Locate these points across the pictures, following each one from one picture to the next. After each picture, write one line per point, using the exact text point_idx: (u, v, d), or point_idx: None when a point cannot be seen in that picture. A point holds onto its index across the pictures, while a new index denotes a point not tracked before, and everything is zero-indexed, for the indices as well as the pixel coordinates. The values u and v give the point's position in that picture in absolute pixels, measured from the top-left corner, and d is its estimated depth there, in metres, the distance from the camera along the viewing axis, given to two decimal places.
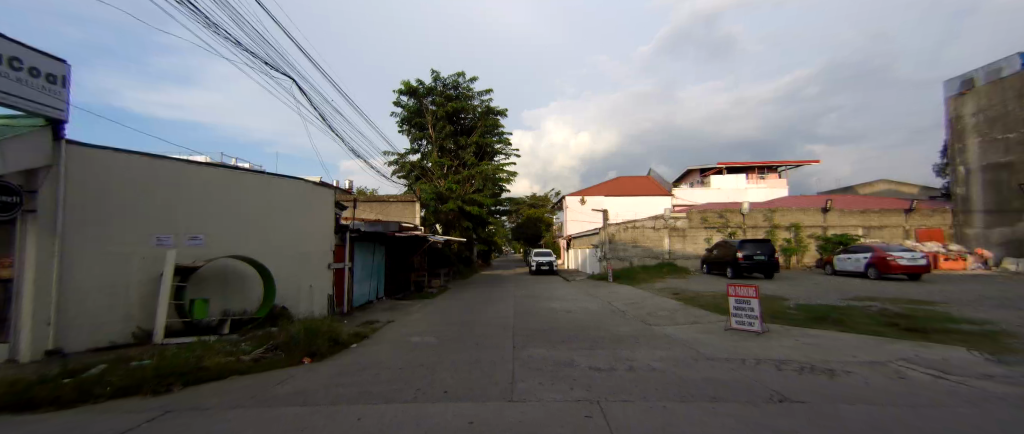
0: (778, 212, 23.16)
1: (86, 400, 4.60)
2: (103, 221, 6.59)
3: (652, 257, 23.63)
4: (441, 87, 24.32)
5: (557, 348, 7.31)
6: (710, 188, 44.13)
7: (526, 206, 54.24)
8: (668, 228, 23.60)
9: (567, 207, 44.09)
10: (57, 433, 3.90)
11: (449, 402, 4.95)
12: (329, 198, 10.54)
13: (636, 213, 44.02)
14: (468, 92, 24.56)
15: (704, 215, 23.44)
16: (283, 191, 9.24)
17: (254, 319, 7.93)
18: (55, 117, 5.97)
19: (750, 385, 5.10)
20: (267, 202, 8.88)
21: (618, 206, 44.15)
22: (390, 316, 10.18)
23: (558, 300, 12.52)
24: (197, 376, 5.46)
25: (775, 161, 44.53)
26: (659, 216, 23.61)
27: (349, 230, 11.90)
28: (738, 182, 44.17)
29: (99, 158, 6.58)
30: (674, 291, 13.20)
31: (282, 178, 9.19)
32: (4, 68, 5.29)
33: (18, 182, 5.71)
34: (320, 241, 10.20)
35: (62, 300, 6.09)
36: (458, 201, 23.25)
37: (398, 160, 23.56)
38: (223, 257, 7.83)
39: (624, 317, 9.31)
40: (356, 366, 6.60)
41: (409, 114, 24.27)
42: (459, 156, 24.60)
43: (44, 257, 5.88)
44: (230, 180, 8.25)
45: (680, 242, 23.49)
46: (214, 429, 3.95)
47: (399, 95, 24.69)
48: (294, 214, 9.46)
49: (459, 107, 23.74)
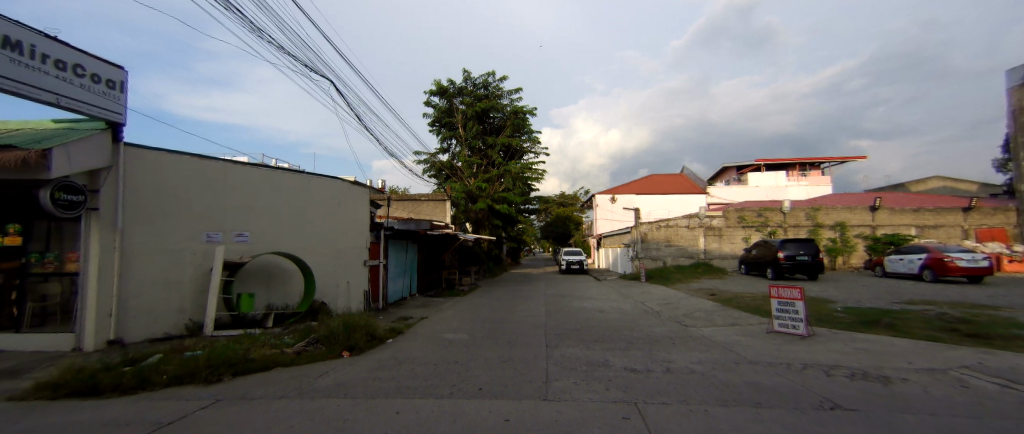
0: (821, 210, 22.17)
1: (145, 387, 5.11)
2: (159, 217, 6.80)
3: (687, 256, 22.95)
4: (471, 86, 24.54)
5: (591, 347, 7.25)
6: (747, 187, 42.31)
7: (555, 204, 54.31)
8: (704, 227, 22.75)
9: (597, 206, 43.26)
10: (118, 422, 4.28)
11: (483, 399, 5.02)
12: (364, 196, 10.72)
13: (669, 211, 43.09)
14: (497, 91, 24.64)
15: (742, 214, 22.62)
16: (320, 191, 9.40)
17: (296, 313, 8.15)
18: (114, 120, 6.33)
19: (799, 391, 4.85)
20: (304, 201, 9.04)
21: (650, 205, 43.17)
22: (424, 312, 10.37)
23: (589, 300, 12.38)
24: (244, 367, 5.80)
25: (818, 158, 42.74)
26: (694, 215, 22.86)
27: (384, 228, 12.08)
28: (778, 178, 42.54)
29: (156, 159, 6.82)
30: (711, 292, 12.72)
31: (321, 177, 9.40)
32: (68, 75, 5.73)
33: (82, 181, 6.00)
34: (356, 239, 10.37)
35: (122, 293, 6.32)
36: (487, 199, 23.37)
37: (429, 160, 23.84)
38: (267, 252, 8.03)
39: (660, 318, 9.05)
40: (393, 360, 6.76)
41: (439, 115, 24.63)
42: (488, 155, 24.63)
43: (105, 252, 6.15)
44: (273, 181, 8.45)
45: (716, 242, 22.70)
46: (259, 422, 4.17)
47: (429, 95, 25.05)
48: (331, 212, 9.66)
49: (488, 106, 23.89)
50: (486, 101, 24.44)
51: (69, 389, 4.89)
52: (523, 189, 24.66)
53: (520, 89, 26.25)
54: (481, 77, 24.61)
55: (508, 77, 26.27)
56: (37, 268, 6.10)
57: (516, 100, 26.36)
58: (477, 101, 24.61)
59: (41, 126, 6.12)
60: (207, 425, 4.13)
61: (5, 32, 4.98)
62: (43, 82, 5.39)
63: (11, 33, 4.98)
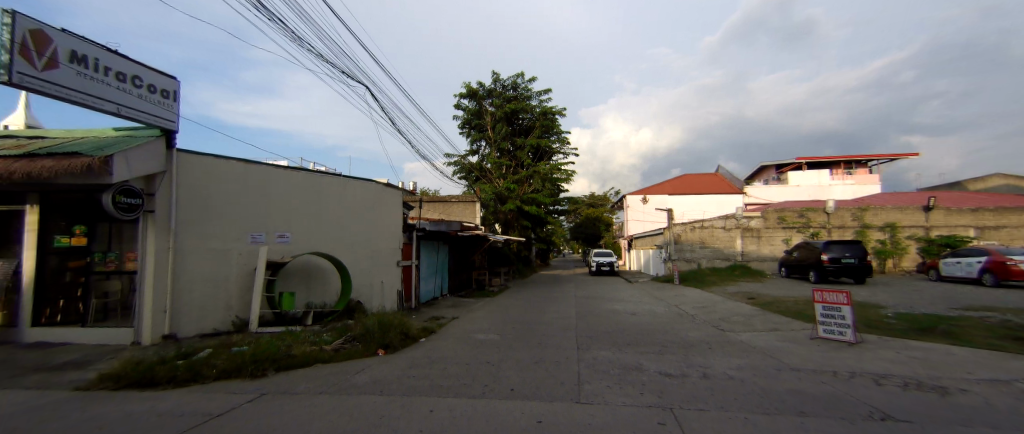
0: (870, 210, 20.98)
1: (197, 380, 5.40)
2: (209, 219, 7.13)
3: (723, 259, 22.35)
4: (500, 88, 24.74)
5: (623, 350, 7.12)
6: (788, 187, 40.45)
7: (585, 206, 53.47)
8: (741, 228, 22.12)
9: (628, 207, 42.61)
10: (174, 412, 4.56)
11: (515, 400, 5.01)
12: (397, 198, 10.94)
13: (704, 212, 41.98)
14: (527, 93, 24.70)
15: (782, 215, 21.70)
16: (355, 193, 9.67)
17: (334, 311, 8.42)
18: (168, 127, 6.69)
19: (845, 400, 4.61)
20: (340, 203, 9.32)
21: (684, 206, 42.30)
22: (455, 312, 10.47)
23: (621, 302, 12.18)
24: (286, 362, 6.04)
25: (865, 155, 40.48)
26: (730, 216, 22.26)
27: (416, 229, 12.30)
28: (821, 177, 40.44)
29: (206, 163, 7.15)
30: (749, 295, 12.29)
31: (356, 180, 9.66)
32: (126, 86, 6.13)
33: (140, 185, 6.38)
34: (390, 239, 10.60)
35: (176, 290, 6.68)
36: (517, 201, 23.37)
37: (459, 162, 24.12)
38: (307, 252, 8.32)
39: (695, 322, 8.80)
40: (426, 359, 6.87)
41: (469, 117, 24.95)
42: (517, 157, 24.71)
43: (161, 252, 6.52)
44: (311, 184, 8.74)
45: (755, 243, 21.96)
46: (299, 417, 4.32)
47: (460, 98, 25.39)
48: (365, 214, 9.91)
49: (517, 107, 23.98)
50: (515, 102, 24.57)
51: (129, 380, 5.24)
52: (552, 190, 24.60)
53: (550, 90, 26.31)
54: (510, 79, 24.74)
55: (538, 78, 26.38)
56: (100, 266, 6.54)
57: (545, 101, 26.32)
58: (507, 102, 24.78)
59: (104, 134, 6.42)
60: (253, 418, 4.34)
61: (73, 48, 5.48)
62: (106, 92, 5.85)
63: (77, 48, 5.48)
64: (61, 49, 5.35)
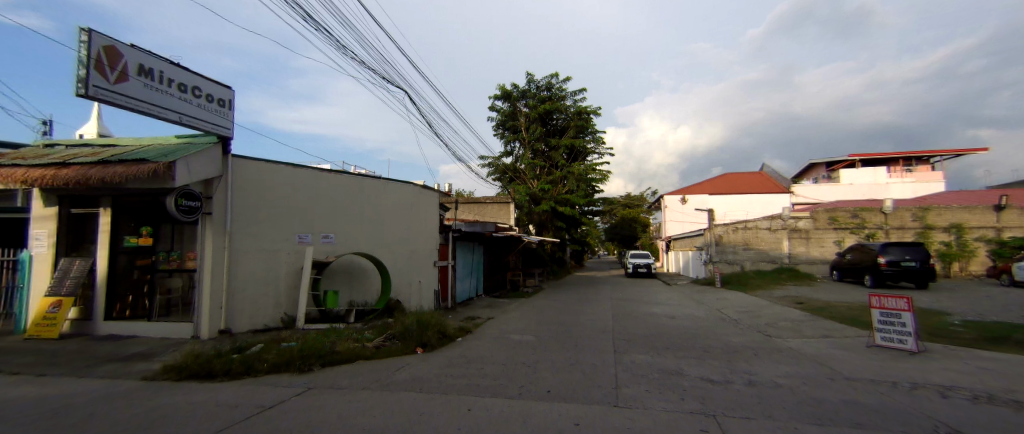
0: (932, 210, 19.67)
1: (250, 373, 5.70)
2: (260, 220, 7.49)
3: (769, 261, 21.30)
4: (534, 89, 24.76)
5: (662, 354, 6.95)
6: (840, 184, 37.88)
7: (622, 206, 52.01)
8: (788, 229, 21.07)
9: (666, 207, 41.30)
10: (228, 403, 4.82)
11: (552, 402, 4.98)
12: (434, 200, 11.11)
13: (747, 212, 40.34)
14: (561, 93, 24.57)
15: (833, 215, 20.65)
16: (394, 195, 9.89)
17: (374, 310, 8.67)
18: (224, 134, 7.05)
19: (907, 413, 4.31)
20: (380, 205, 9.56)
21: (725, 206, 40.73)
22: (490, 313, 10.53)
23: (660, 305, 11.87)
24: (332, 358, 6.26)
25: (926, 151, 37.65)
26: (776, 216, 21.28)
27: (452, 230, 12.46)
28: (877, 175, 37.54)
29: (258, 168, 7.51)
30: (798, 300, 11.71)
31: (395, 182, 9.89)
32: (187, 96, 6.53)
33: (199, 189, 6.80)
34: (427, 240, 10.78)
35: (231, 288, 7.04)
36: (551, 201, 23.44)
37: (494, 163, 24.37)
38: (350, 252, 8.59)
39: (738, 327, 8.47)
40: (463, 358, 6.95)
41: (503, 118, 25.07)
42: (551, 157, 24.68)
43: (217, 252, 6.89)
44: (353, 186, 9.01)
45: (803, 245, 20.87)
46: (343, 412, 4.46)
47: (494, 100, 25.58)
48: (404, 215, 10.13)
49: (552, 108, 23.91)
50: (550, 103, 24.50)
51: (190, 372, 5.58)
52: (587, 191, 24.42)
53: (585, 90, 26.16)
54: (544, 79, 24.70)
55: (572, 78, 26.27)
56: (164, 264, 7.02)
57: (580, 101, 26.12)
58: (542, 103, 24.76)
59: (166, 142, 6.83)
60: (301, 411, 4.52)
61: (141, 62, 5.91)
62: (170, 102, 6.25)
63: (144, 62, 5.90)
64: (131, 64, 5.78)
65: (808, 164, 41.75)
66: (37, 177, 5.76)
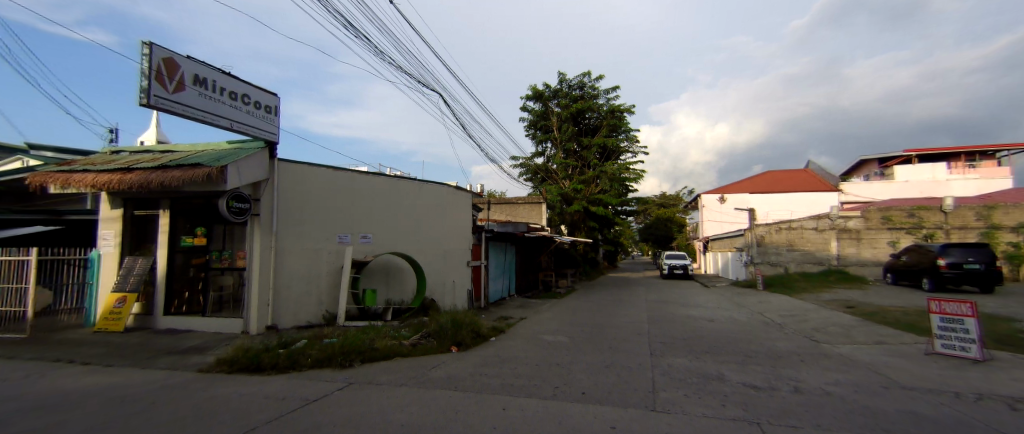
0: (999, 208, 18.37)
1: (295, 368, 5.95)
2: (303, 220, 7.79)
3: (815, 263, 20.31)
4: (567, 88, 24.67)
5: (701, 359, 6.74)
6: (894, 181, 35.39)
7: (656, 206, 53.01)
8: (837, 229, 19.99)
9: (703, 206, 40.12)
10: (274, 396, 5.05)
11: (587, 404, 4.92)
12: (467, 201, 11.24)
13: (792, 211, 38.51)
14: (593, 92, 24.45)
15: (887, 214, 19.52)
16: (428, 196, 10.07)
17: (410, 308, 8.87)
18: (270, 139, 7.34)
19: (973, 425, 4.00)
20: (415, 206, 9.75)
21: (767, 205, 39.01)
22: (523, 313, 10.54)
23: (699, 308, 11.56)
24: (371, 355, 6.44)
25: (992, 145, 34.83)
26: (823, 216, 20.25)
27: (485, 230, 12.56)
28: (936, 172, 35.30)
29: (302, 170, 7.81)
30: (848, 304, 11.11)
31: (430, 183, 10.06)
32: (237, 104, 6.87)
33: (249, 191, 7.17)
34: (461, 240, 10.91)
35: (277, 285, 7.36)
36: (583, 201, 23.31)
37: (526, 163, 24.50)
38: (387, 252, 8.80)
39: (782, 332, 8.13)
40: (497, 358, 6.99)
41: (534, 118, 25.11)
42: (583, 157, 24.57)
43: (265, 251, 7.22)
44: (390, 187, 9.23)
45: (853, 246, 19.76)
46: (381, 407, 4.59)
47: (525, 100, 25.67)
48: (438, 215, 10.30)
49: (584, 107, 23.84)
50: (582, 102, 24.41)
51: (241, 365, 5.88)
52: (620, 190, 24.07)
53: (618, 88, 25.86)
54: (576, 78, 24.60)
55: (604, 76, 26.09)
56: (217, 263, 7.42)
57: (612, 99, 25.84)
58: (574, 102, 24.67)
59: (218, 147, 7.19)
60: (341, 405, 4.67)
61: (196, 72, 6.26)
62: (222, 110, 6.60)
63: (199, 72, 6.26)
64: (187, 74, 6.15)
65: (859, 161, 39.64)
66: (105, 181, 6.19)
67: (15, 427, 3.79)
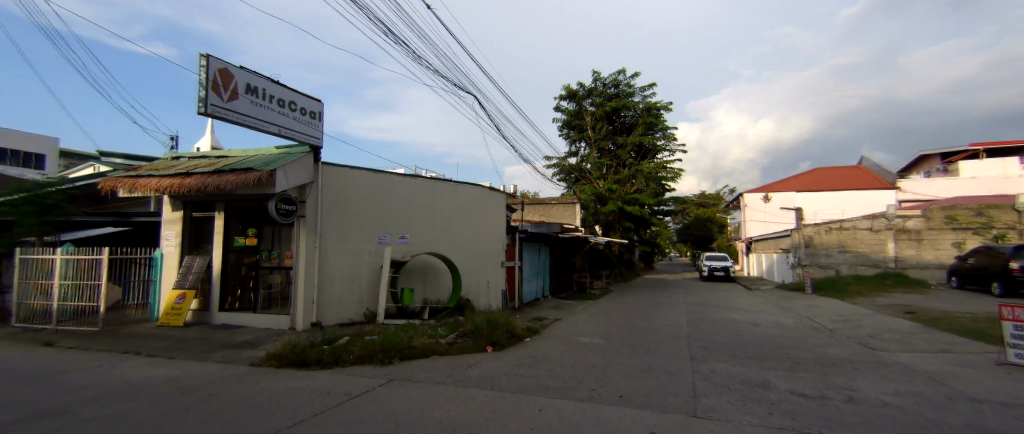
0: None
1: (339, 363, 6.17)
2: (345, 222, 8.06)
3: (869, 265, 19.24)
4: (601, 86, 24.42)
5: (744, 364, 6.50)
6: (958, 178, 32.42)
7: (694, 205, 51.75)
8: (894, 229, 18.77)
9: (746, 206, 38.16)
10: (319, 390, 5.25)
11: (626, 407, 4.85)
12: (501, 201, 11.31)
13: (842, 211, 36.50)
14: (629, 89, 24.09)
15: (952, 213, 18.19)
16: (463, 197, 10.20)
17: (446, 308, 9.02)
18: (314, 144, 7.63)
19: None
20: (451, 207, 9.91)
21: (815, 204, 37.08)
22: (557, 314, 10.47)
23: (742, 311, 11.13)
24: (410, 353, 6.59)
25: None
26: (879, 216, 19.09)
27: (519, 231, 12.59)
28: (1006, 166, 31.86)
29: (344, 174, 8.08)
30: (909, 309, 10.42)
31: (464, 185, 10.20)
32: (284, 110, 7.18)
33: (295, 194, 7.48)
34: (495, 240, 10.98)
35: (322, 284, 7.65)
36: (618, 201, 22.97)
37: (559, 163, 24.44)
38: (424, 252, 8.99)
39: (834, 338, 7.71)
40: (533, 358, 7.00)
41: (568, 118, 24.96)
42: (618, 156, 24.29)
43: (310, 251, 7.52)
44: (427, 189, 9.43)
45: (913, 248, 18.51)
46: (421, 404, 4.70)
47: (558, 100, 25.56)
48: (473, 216, 10.41)
49: (619, 105, 23.54)
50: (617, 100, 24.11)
51: (289, 360, 6.15)
52: (657, 190, 23.53)
53: (654, 84, 25.38)
54: (611, 76, 24.29)
55: (640, 73, 25.72)
56: (266, 262, 7.79)
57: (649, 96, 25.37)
58: (608, 100, 24.40)
59: (267, 152, 7.55)
60: (383, 401, 4.80)
61: (248, 81, 6.60)
62: (271, 117, 6.93)
63: (250, 81, 6.59)
64: (240, 83, 6.48)
65: (917, 157, 37.05)
66: (167, 185, 6.64)
67: (91, 414, 4.13)
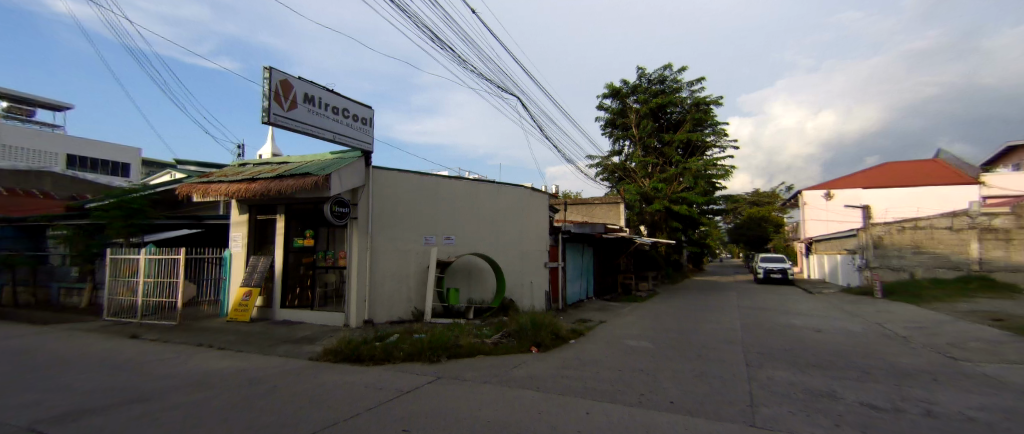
0: None
1: (390, 360, 6.39)
2: (394, 223, 8.34)
3: (950, 268, 17.44)
4: (646, 83, 23.95)
5: (806, 373, 6.13)
6: None
7: (746, 204, 49.36)
8: (979, 228, 17.02)
9: (806, 203, 35.88)
10: (372, 385, 5.46)
11: (677, 413, 4.72)
12: (544, 202, 11.29)
13: (918, 209, 33.30)
14: (676, 85, 23.55)
15: None
16: (506, 198, 10.27)
17: (490, 308, 9.13)
18: (365, 149, 7.92)
19: None
20: (494, 208, 10.00)
21: (885, 201, 34.19)
22: (602, 316, 10.34)
23: (802, 316, 10.52)
24: (457, 352, 6.72)
25: None
26: (960, 213, 17.37)
27: (561, 232, 12.52)
28: None
29: (392, 177, 8.37)
30: (998, 316, 9.45)
31: (507, 185, 10.27)
32: (338, 117, 7.51)
33: (349, 197, 7.83)
34: (537, 241, 10.97)
35: (373, 283, 7.96)
36: (665, 200, 22.47)
37: (603, 162, 24.24)
38: (468, 253, 9.14)
39: (909, 347, 7.12)
40: (579, 360, 6.94)
41: (613, 117, 24.57)
42: (664, 153, 23.71)
43: (362, 252, 7.84)
44: (471, 191, 9.58)
45: (1002, 248, 16.75)
46: (470, 402, 4.79)
47: (602, 98, 25.29)
48: (516, 217, 10.46)
49: (666, 101, 22.97)
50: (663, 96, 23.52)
51: (344, 355, 6.44)
52: (706, 188, 22.85)
53: (703, 79, 24.66)
54: (657, 72, 23.77)
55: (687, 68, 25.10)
56: (322, 262, 8.19)
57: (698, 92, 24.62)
58: (654, 97, 23.83)
59: (322, 158, 7.94)
60: (433, 398, 4.92)
61: (306, 91, 6.99)
62: (327, 124, 7.28)
63: (308, 91, 6.97)
64: (298, 92, 6.87)
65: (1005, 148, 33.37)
66: (235, 191, 7.15)
67: (170, 401, 4.52)
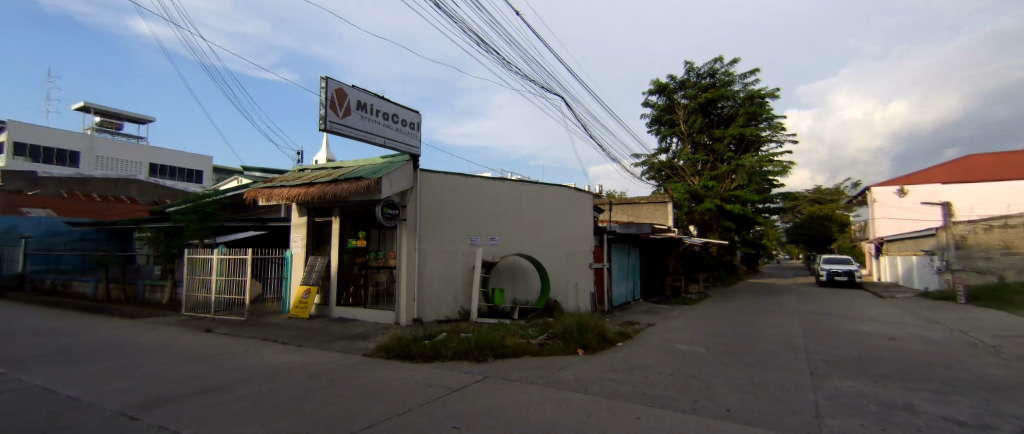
0: None
1: (438, 358, 6.56)
2: (440, 224, 8.55)
3: None
4: (694, 78, 23.13)
5: (876, 384, 5.69)
6: None
7: (806, 203, 46.21)
8: None
9: (875, 200, 33.36)
10: (423, 382, 5.63)
11: (732, 421, 4.53)
12: (587, 202, 11.17)
13: (1009, 207, 29.91)
14: (727, 78, 22.54)
15: None
16: (549, 199, 10.25)
17: (535, 308, 9.17)
18: (412, 153, 8.16)
19: None
20: (537, 208, 10.02)
21: (969, 198, 30.93)
22: (650, 319, 10.05)
23: (875, 323, 9.73)
24: (503, 352, 6.78)
25: None
26: None
27: (606, 232, 12.34)
28: None
29: (439, 180, 8.59)
30: None
31: (550, 186, 10.25)
32: (388, 123, 7.79)
33: (398, 199, 8.13)
34: (581, 241, 10.87)
35: (421, 282, 8.20)
36: (716, 199, 21.66)
37: (649, 161, 23.70)
38: (513, 253, 9.21)
39: (1002, 358, 6.40)
40: (628, 364, 6.81)
41: (658, 113, 24.06)
42: (715, 150, 22.79)
43: (411, 252, 8.10)
44: (514, 192, 9.64)
45: None
46: (519, 402, 4.82)
47: (647, 95, 24.68)
48: (559, 217, 10.41)
49: (718, 95, 21.97)
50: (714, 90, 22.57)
51: (395, 352, 6.68)
52: (762, 186, 21.86)
53: (757, 70, 23.45)
54: (707, 65, 22.91)
55: (739, 59, 23.94)
56: (374, 262, 8.55)
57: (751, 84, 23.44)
58: (703, 91, 22.92)
59: (374, 162, 8.27)
60: (483, 396, 5.00)
61: (359, 98, 7.31)
62: (378, 129, 7.57)
63: (361, 98, 7.28)
64: (352, 99, 7.19)
65: None
66: (295, 195, 7.62)
67: (239, 391, 4.89)
